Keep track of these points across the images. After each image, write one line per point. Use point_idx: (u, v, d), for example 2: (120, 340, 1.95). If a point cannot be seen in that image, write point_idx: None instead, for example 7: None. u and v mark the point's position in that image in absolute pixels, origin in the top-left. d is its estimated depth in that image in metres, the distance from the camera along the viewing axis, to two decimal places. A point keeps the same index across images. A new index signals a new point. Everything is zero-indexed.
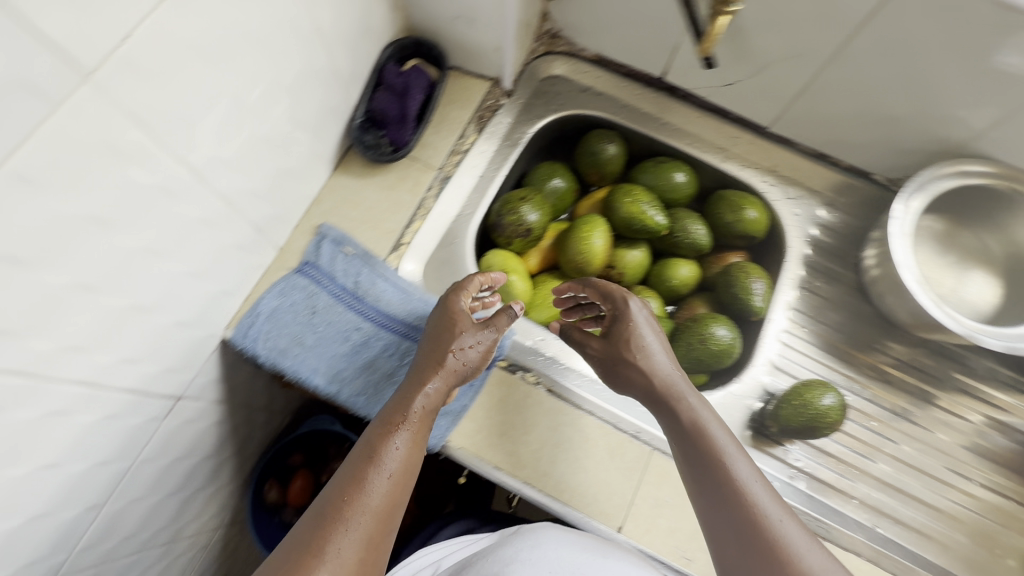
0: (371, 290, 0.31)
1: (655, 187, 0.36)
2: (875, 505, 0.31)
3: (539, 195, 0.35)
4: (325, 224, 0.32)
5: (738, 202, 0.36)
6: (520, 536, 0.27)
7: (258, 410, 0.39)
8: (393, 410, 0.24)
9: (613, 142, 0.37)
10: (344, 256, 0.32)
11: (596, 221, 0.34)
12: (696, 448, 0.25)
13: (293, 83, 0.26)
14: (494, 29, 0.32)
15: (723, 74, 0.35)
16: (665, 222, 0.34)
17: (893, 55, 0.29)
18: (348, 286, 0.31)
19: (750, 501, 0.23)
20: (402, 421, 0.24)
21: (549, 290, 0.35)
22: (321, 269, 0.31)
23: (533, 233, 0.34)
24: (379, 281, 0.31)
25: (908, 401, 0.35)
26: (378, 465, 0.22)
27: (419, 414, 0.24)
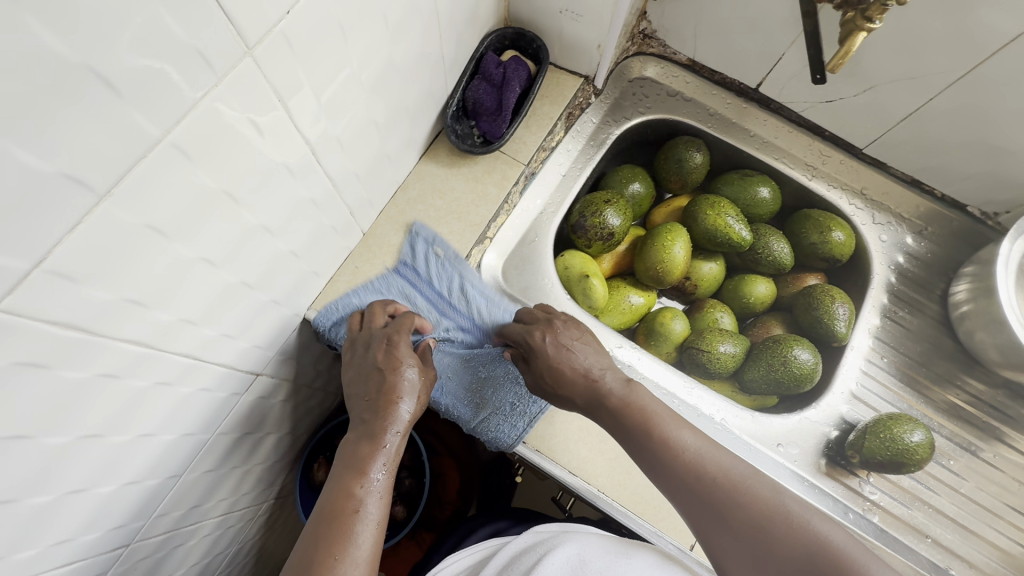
0: (460, 295, 0.31)
1: (736, 200, 0.35)
2: (949, 546, 0.31)
3: (622, 199, 0.33)
4: (418, 222, 0.31)
5: (825, 223, 0.35)
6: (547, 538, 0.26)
7: (316, 390, 0.40)
8: (358, 459, 0.24)
9: (700, 150, 0.36)
10: (435, 257, 0.31)
11: (679, 229, 0.32)
12: (663, 460, 0.24)
13: (408, 67, 0.26)
14: (599, 27, 0.32)
15: (826, 91, 0.34)
16: (749, 236, 0.33)
17: (1018, 86, 0.28)
18: (439, 290, 0.31)
19: (711, 478, 0.23)
20: (374, 468, 0.24)
21: (622, 296, 0.34)
22: (417, 272, 0.31)
23: (614, 237, 0.33)
24: (470, 286, 0.31)
25: (983, 440, 0.34)
26: (349, 510, 0.23)
27: (389, 458, 0.25)
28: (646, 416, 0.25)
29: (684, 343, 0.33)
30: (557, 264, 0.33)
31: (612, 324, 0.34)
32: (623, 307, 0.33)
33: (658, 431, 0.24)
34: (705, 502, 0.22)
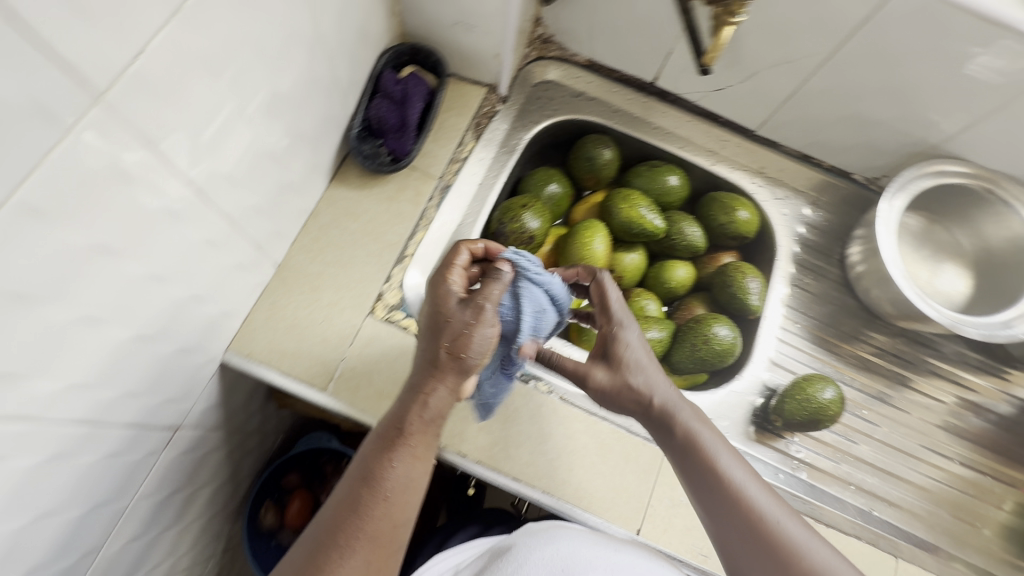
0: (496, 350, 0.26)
1: (649, 190, 0.37)
2: (869, 489, 0.33)
3: (539, 202, 0.34)
4: None
5: (730, 204, 0.37)
6: (533, 534, 0.28)
7: (253, 432, 0.38)
8: (390, 425, 0.21)
9: (608, 147, 0.37)
10: None
11: (597, 225, 0.34)
12: (706, 480, 0.25)
13: (298, 94, 0.26)
14: (493, 36, 0.32)
15: (715, 80, 0.36)
16: (663, 225, 0.35)
17: (877, 63, 0.31)
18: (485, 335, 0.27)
19: (754, 512, 0.24)
20: (400, 439, 0.21)
21: None
22: (338, 301, 0.30)
23: (535, 240, 0.33)
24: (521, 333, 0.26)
25: (888, 386, 0.37)
26: (364, 496, 0.20)
27: (418, 428, 0.21)
28: (709, 451, 0.25)
29: None
30: None
31: None
32: None
33: (709, 457, 0.25)
34: (736, 524, 0.24)
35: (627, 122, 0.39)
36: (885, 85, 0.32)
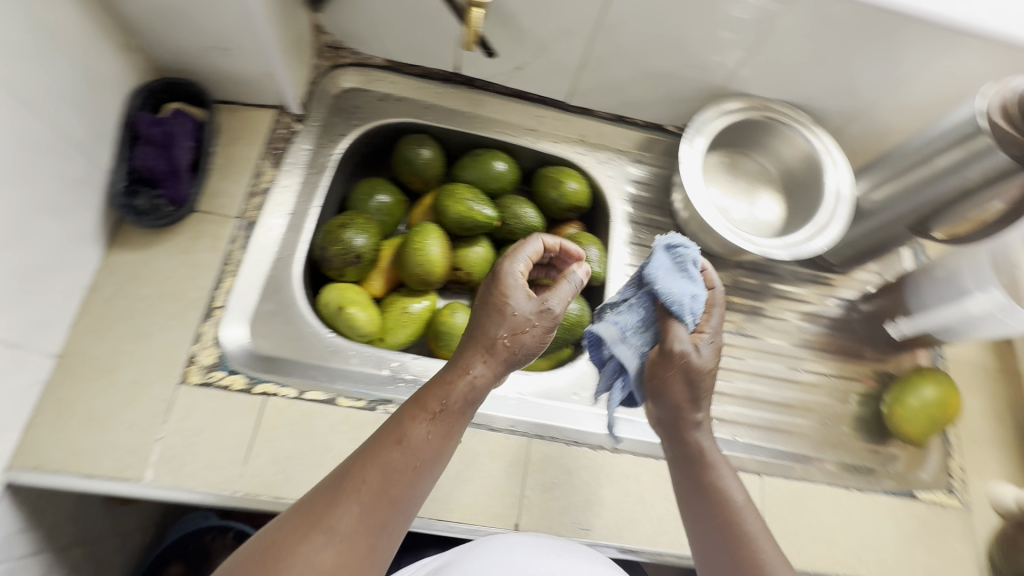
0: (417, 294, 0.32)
1: (479, 180, 0.40)
2: (735, 417, 0.38)
3: (363, 219, 0.37)
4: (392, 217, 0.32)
5: (558, 178, 0.40)
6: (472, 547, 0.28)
7: (105, 539, 0.36)
8: (429, 396, 0.24)
9: (426, 146, 0.40)
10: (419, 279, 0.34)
11: (430, 229, 0.36)
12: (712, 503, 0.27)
13: (26, 160, 0.27)
14: (257, 57, 0.35)
15: (511, 60, 0.41)
16: (494, 214, 0.37)
17: (651, 21, 0.37)
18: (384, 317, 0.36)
19: (751, 540, 0.26)
20: (435, 411, 0.24)
21: (398, 309, 0.36)
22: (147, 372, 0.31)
23: (364, 257, 0.36)
24: None
25: (743, 318, 0.42)
26: (410, 451, 0.23)
27: (452, 410, 0.24)
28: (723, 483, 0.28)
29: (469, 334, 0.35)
30: (321, 301, 0.35)
31: (400, 340, 0.36)
32: (404, 321, 0.36)
33: (710, 471, 0.28)
34: (712, 517, 0.27)
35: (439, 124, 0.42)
36: (657, 39, 0.38)
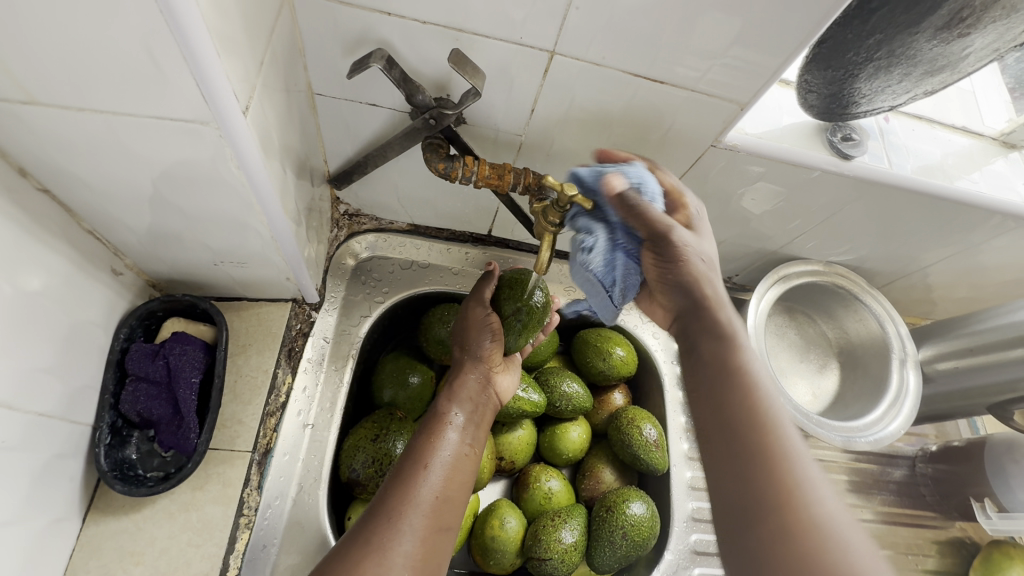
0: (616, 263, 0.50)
1: (628, 499, 0.63)
2: None
3: (556, 478, 0.66)
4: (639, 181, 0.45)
5: (645, 504, 0.62)
6: None
7: None
8: (434, 422, 0.53)
9: (631, 449, 0.66)
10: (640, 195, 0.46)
11: (576, 515, 0.63)
12: None
13: None
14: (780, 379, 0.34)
15: None
16: (628, 516, 0.61)
17: None
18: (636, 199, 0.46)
19: None
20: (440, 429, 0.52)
21: (521, 529, 0.62)
22: None
23: (551, 494, 0.66)
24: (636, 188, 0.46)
25: None
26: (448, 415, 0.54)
27: (447, 438, 0.51)
28: None
29: (522, 552, 0.61)
30: (498, 514, 0.62)
31: (512, 532, 0.61)
32: (517, 536, 0.61)
33: None
34: (758, 515, 0.34)
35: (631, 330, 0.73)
36: None
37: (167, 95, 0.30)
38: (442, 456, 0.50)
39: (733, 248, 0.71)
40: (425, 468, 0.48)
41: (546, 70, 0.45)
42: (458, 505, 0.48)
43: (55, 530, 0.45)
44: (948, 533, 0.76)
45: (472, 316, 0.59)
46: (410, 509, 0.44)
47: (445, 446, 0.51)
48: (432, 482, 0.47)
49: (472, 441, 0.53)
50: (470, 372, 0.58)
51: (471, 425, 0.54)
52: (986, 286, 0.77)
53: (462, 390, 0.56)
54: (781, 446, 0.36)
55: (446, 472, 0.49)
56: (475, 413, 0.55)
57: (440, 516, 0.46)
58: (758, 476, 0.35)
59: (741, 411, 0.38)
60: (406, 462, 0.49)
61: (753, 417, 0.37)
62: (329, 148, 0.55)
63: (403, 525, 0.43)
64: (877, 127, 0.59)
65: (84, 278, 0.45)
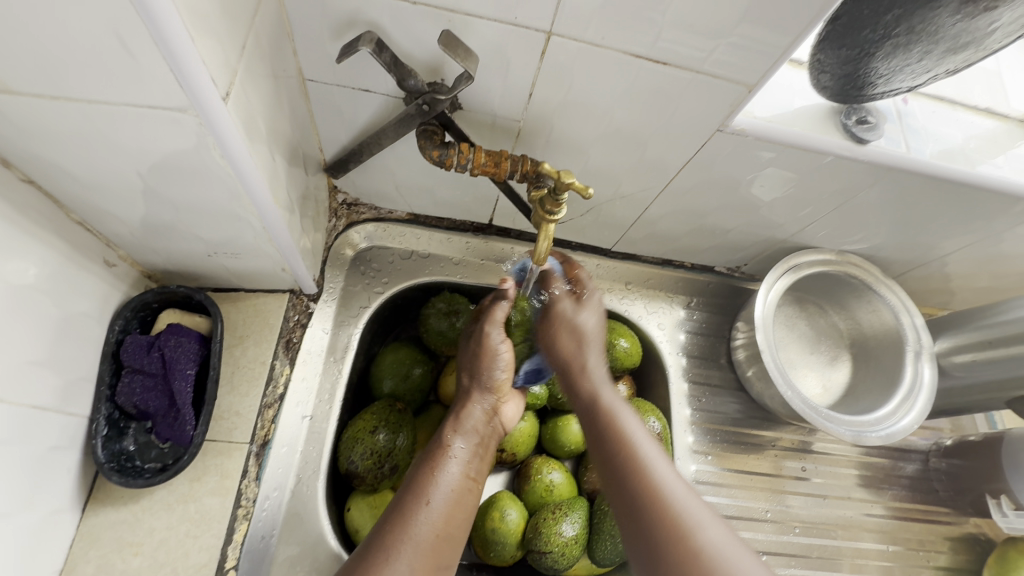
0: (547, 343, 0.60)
1: None
2: None
3: (558, 470, 0.65)
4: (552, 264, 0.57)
5: None
6: None
7: None
8: (436, 453, 0.51)
9: (635, 443, 0.64)
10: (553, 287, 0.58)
11: (577, 508, 0.62)
12: None
13: None
14: None
15: None
16: None
17: None
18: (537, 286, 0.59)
19: None
20: (443, 462, 0.51)
21: (522, 521, 0.61)
22: None
23: (553, 487, 0.65)
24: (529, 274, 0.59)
25: None
26: (450, 448, 0.52)
27: (449, 471, 0.50)
28: None
29: (523, 544, 0.61)
30: (498, 507, 0.61)
31: (513, 524, 0.61)
32: (517, 528, 0.61)
33: None
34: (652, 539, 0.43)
35: (637, 322, 0.71)
36: None
37: (143, 81, 0.30)
38: (443, 490, 0.48)
39: (741, 238, 0.69)
40: (426, 502, 0.46)
41: (543, 52, 0.43)
42: (455, 544, 0.46)
43: (53, 520, 0.45)
44: (961, 529, 0.74)
45: (486, 344, 0.57)
46: (405, 544, 0.43)
47: (446, 479, 0.49)
48: (431, 519, 0.45)
49: (473, 473, 0.51)
50: (477, 403, 0.56)
51: (476, 459, 0.52)
52: (1007, 275, 0.74)
53: (467, 421, 0.55)
54: (657, 484, 0.45)
55: (446, 506, 0.47)
56: (479, 446, 0.54)
57: (437, 555, 0.45)
58: (648, 510, 0.44)
59: (625, 464, 0.47)
60: (407, 494, 0.47)
61: (632, 460, 0.47)
62: (323, 136, 0.53)
63: (397, 562, 0.42)
64: (895, 109, 0.56)
65: (74, 269, 0.44)
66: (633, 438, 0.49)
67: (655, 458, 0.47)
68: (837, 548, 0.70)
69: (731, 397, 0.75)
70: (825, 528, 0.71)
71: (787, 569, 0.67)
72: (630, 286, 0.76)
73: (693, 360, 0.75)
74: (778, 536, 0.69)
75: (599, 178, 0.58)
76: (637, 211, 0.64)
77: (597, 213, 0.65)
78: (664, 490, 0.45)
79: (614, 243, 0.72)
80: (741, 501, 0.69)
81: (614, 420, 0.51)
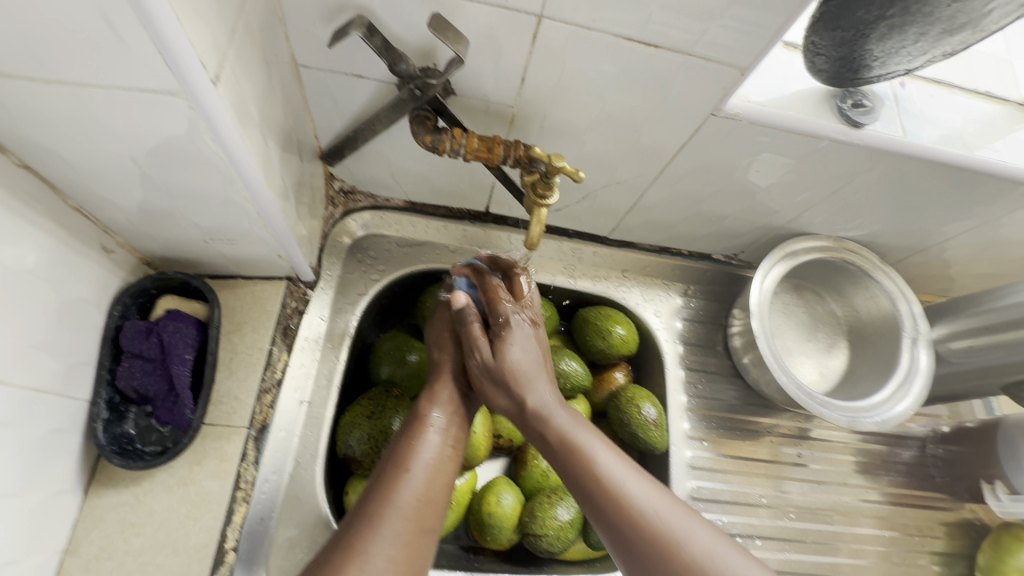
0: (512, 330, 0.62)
1: None
2: None
3: (555, 456, 0.66)
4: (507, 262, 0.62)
5: None
6: None
7: None
8: (412, 428, 0.50)
9: (631, 431, 0.64)
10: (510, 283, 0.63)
11: (573, 493, 0.62)
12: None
13: None
14: None
15: None
16: None
17: None
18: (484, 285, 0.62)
19: None
20: (420, 435, 0.49)
21: (518, 505, 0.62)
22: None
23: (549, 472, 0.65)
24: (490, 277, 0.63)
25: None
26: (427, 421, 0.51)
27: (427, 442, 0.49)
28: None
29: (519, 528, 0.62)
30: (495, 492, 0.62)
31: (509, 508, 0.61)
32: (514, 512, 0.61)
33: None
34: (647, 563, 0.39)
35: (633, 310, 0.71)
36: None
37: (132, 64, 0.30)
38: (423, 460, 0.47)
39: (738, 224, 0.69)
40: (406, 472, 0.45)
41: (535, 36, 0.43)
42: (438, 512, 0.45)
43: (55, 501, 0.46)
44: (958, 515, 0.75)
45: (451, 320, 0.59)
46: (388, 514, 0.42)
47: (424, 449, 0.48)
48: (413, 487, 0.44)
49: (453, 441, 0.51)
50: (450, 378, 0.56)
51: (455, 425, 0.52)
52: (1006, 261, 0.73)
53: (442, 393, 0.54)
54: (633, 503, 0.42)
55: (426, 475, 0.46)
56: (456, 415, 0.53)
57: (422, 520, 0.43)
58: (633, 534, 0.40)
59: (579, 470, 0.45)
60: (386, 466, 0.46)
61: (600, 478, 0.44)
62: (317, 124, 0.54)
63: (381, 531, 0.40)
64: (892, 94, 0.55)
65: (71, 255, 0.45)
66: (595, 457, 0.45)
67: (625, 474, 0.44)
68: (834, 533, 0.71)
69: (728, 384, 0.75)
70: (820, 514, 0.71)
71: (781, 554, 0.68)
72: (627, 273, 0.76)
73: (690, 347, 0.75)
74: (773, 521, 0.69)
75: (594, 164, 0.58)
76: (632, 197, 0.64)
77: (593, 200, 0.65)
78: (639, 507, 0.41)
79: (610, 230, 0.72)
80: (737, 487, 0.70)
81: (572, 443, 0.47)
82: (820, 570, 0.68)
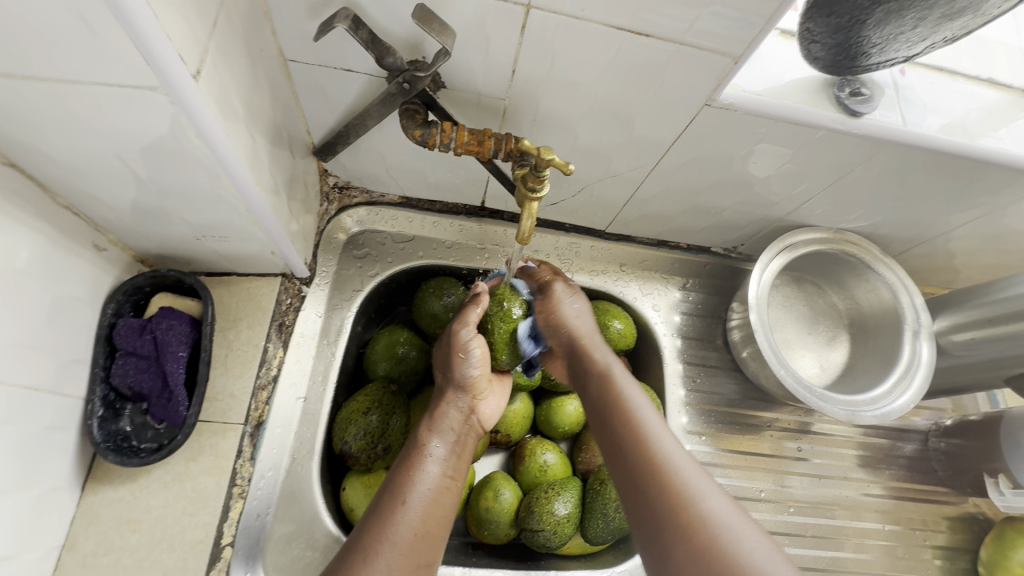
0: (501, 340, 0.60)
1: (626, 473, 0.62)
2: None
3: (554, 450, 0.66)
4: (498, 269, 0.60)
5: None
6: None
7: None
8: (408, 459, 0.49)
9: None
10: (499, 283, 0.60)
11: (570, 488, 0.62)
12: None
13: None
14: None
15: None
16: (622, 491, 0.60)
17: None
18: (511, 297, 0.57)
19: None
20: (416, 467, 0.48)
21: (515, 499, 0.62)
22: None
23: (548, 467, 0.65)
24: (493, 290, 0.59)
25: None
26: (422, 458, 0.48)
27: (423, 478, 0.47)
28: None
29: (515, 523, 0.61)
30: (494, 486, 0.61)
31: (506, 503, 0.61)
32: (510, 507, 0.61)
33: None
34: (661, 520, 0.40)
35: (632, 304, 0.70)
36: None
37: (109, 59, 0.30)
38: (423, 491, 0.46)
39: (736, 216, 0.68)
40: (402, 504, 0.44)
41: (524, 27, 0.42)
42: (434, 540, 0.45)
43: (52, 497, 0.46)
44: (961, 509, 0.74)
45: (455, 339, 0.54)
46: (384, 547, 0.42)
47: (423, 479, 0.47)
48: (410, 517, 0.44)
49: (452, 472, 0.49)
50: (451, 403, 0.54)
51: (453, 457, 0.50)
52: (1012, 252, 0.72)
53: (442, 421, 0.52)
54: (654, 448, 0.43)
55: (425, 506, 0.45)
56: (456, 444, 0.52)
57: (418, 553, 0.43)
58: (645, 468, 0.42)
59: (613, 403, 0.48)
60: (384, 495, 0.45)
61: (630, 421, 0.46)
62: (309, 119, 0.53)
63: (377, 563, 0.41)
64: (892, 82, 0.54)
65: (63, 253, 0.45)
66: (636, 413, 0.47)
67: (657, 428, 0.46)
68: (836, 528, 0.70)
69: (728, 377, 0.74)
70: (820, 508, 0.70)
71: (780, 549, 0.67)
72: (625, 267, 0.75)
73: (689, 341, 0.75)
74: (774, 515, 0.69)
75: (588, 157, 0.57)
76: (628, 190, 0.63)
77: (590, 193, 0.64)
78: (664, 459, 0.42)
79: (608, 224, 0.71)
80: (736, 481, 0.69)
81: (633, 417, 0.47)
82: (820, 564, 0.68)
